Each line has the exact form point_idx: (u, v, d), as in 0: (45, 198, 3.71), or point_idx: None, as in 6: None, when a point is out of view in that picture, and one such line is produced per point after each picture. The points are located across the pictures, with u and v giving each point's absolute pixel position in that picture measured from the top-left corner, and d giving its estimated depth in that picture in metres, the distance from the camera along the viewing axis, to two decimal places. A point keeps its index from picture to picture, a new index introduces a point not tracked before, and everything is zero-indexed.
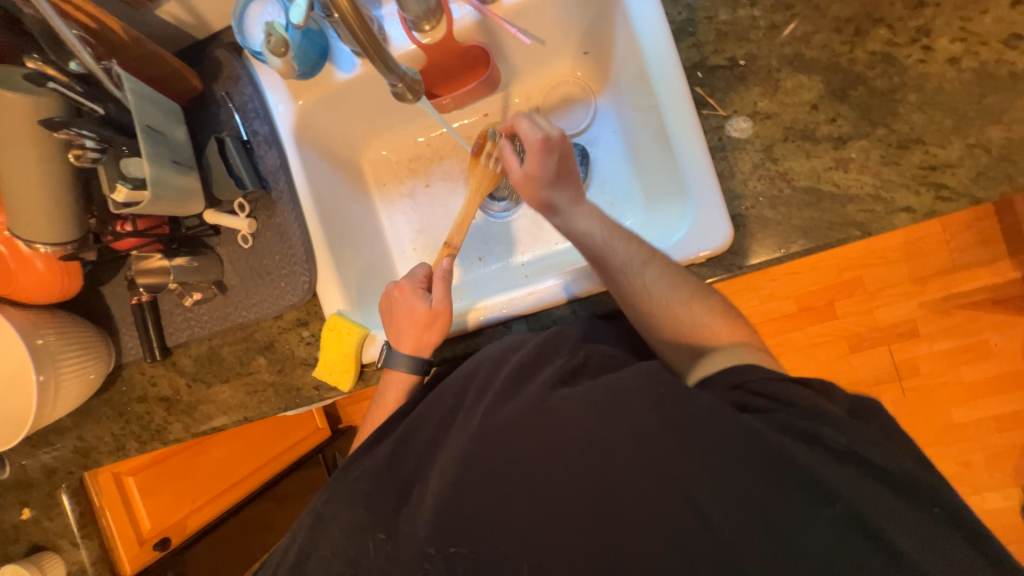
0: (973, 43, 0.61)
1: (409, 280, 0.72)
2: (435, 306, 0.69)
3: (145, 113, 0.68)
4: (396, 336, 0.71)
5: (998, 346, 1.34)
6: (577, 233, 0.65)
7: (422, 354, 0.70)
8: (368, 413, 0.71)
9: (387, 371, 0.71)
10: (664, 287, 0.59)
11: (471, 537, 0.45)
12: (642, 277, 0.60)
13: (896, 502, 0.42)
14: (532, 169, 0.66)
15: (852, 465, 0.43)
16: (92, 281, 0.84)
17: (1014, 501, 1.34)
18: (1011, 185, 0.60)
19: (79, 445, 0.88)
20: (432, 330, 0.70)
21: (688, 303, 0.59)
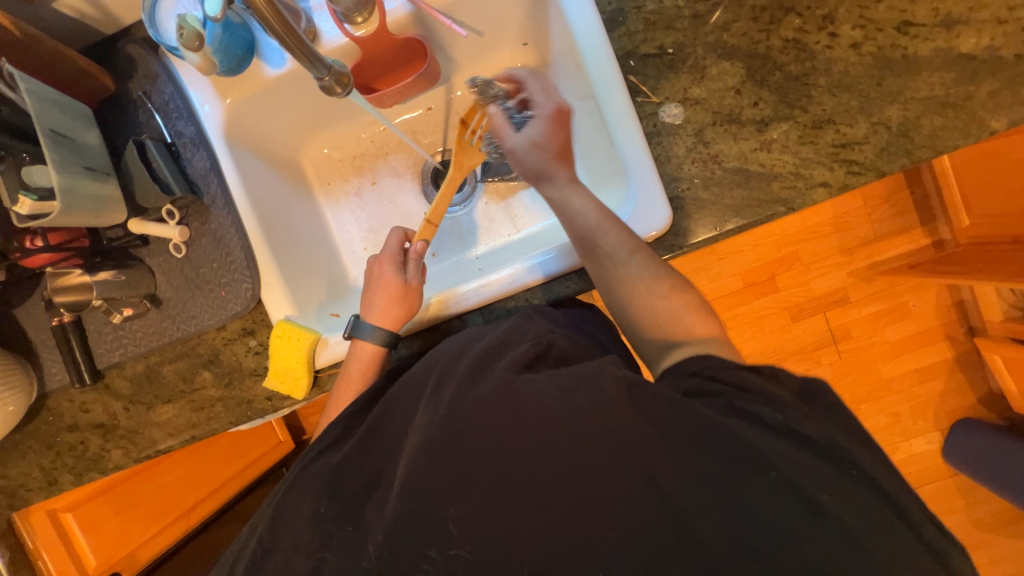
0: (871, 29, 0.67)
1: (387, 252, 0.71)
2: (409, 282, 0.70)
3: (49, 116, 0.62)
4: (366, 305, 0.71)
5: (915, 306, 1.48)
6: (570, 211, 0.62)
7: (389, 328, 0.69)
8: (332, 391, 0.69)
9: (354, 342, 0.70)
10: (650, 278, 0.60)
11: (447, 533, 0.45)
12: (629, 268, 0.60)
13: (832, 454, 0.45)
14: (535, 134, 0.63)
15: (793, 426, 0.46)
16: (3, 304, 0.76)
17: (936, 443, 1.50)
18: (910, 159, 0.66)
19: (3, 484, 0.80)
20: (402, 304, 0.69)
21: (669, 295, 0.59)
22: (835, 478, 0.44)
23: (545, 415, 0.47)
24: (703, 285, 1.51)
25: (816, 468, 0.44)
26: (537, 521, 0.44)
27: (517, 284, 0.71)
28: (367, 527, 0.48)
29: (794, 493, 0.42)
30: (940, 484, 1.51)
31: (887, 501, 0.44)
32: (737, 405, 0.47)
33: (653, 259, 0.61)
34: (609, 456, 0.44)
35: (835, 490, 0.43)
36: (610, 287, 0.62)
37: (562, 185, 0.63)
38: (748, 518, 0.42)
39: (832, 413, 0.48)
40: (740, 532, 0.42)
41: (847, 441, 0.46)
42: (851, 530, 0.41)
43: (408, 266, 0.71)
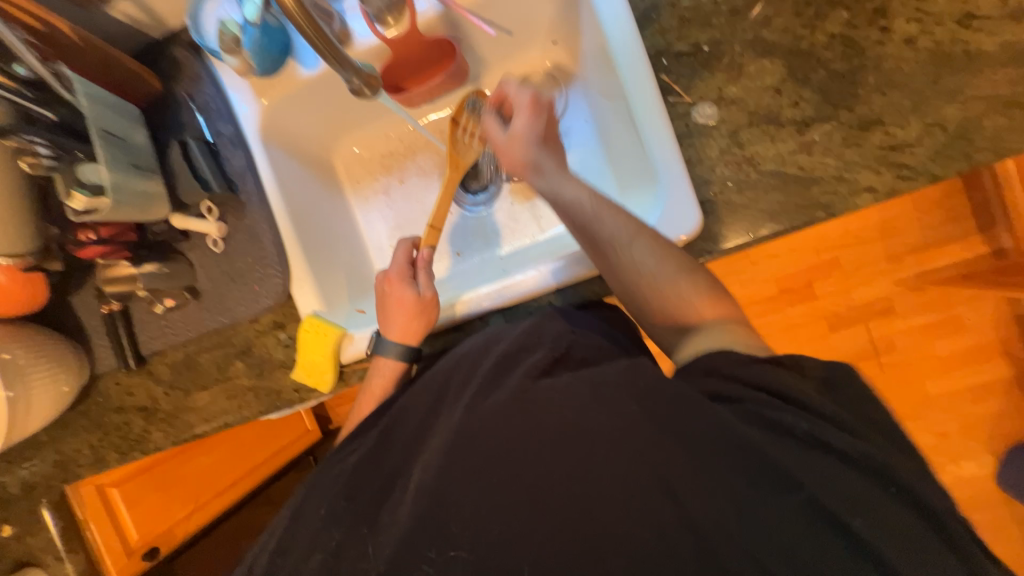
0: (928, 23, 0.62)
1: (395, 268, 0.72)
2: (423, 294, 0.70)
3: (101, 117, 0.66)
4: (384, 323, 0.71)
5: (970, 319, 1.38)
6: (564, 200, 0.61)
7: (410, 342, 0.70)
8: (357, 402, 0.71)
9: (376, 358, 0.71)
10: (651, 259, 0.59)
11: (447, 534, 0.44)
12: (631, 251, 0.58)
13: (873, 481, 0.42)
14: (521, 127, 0.66)
15: (831, 449, 0.43)
16: (61, 291, 0.82)
17: (988, 468, 1.39)
18: (968, 163, 0.61)
19: (58, 458, 0.87)
20: (420, 318, 0.70)
21: (676, 277, 0.59)
22: (873, 503, 0.41)
23: (565, 421, 0.46)
24: (735, 290, 1.45)
25: (852, 492, 0.41)
26: (553, 525, 0.43)
27: (540, 288, 0.71)
28: (379, 527, 0.48)
29: (824, 516, 0.40)
30: (993, 511, 1.40)
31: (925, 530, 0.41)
32: (778, 421, 0.44)
33: (654, 237, 0.59)
34: (630, 465, 0.43)
35: (870, 515, 0.41)
36: (615, 276, 0.60)
37: (547, 172, 0.63)
38: (778, 540, 0.39)
39: (874, 436, 0.45)
40: (768, 554, 0.39)
41: (890, 466, 0.43)
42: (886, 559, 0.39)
43: (419, 277, 0.71)
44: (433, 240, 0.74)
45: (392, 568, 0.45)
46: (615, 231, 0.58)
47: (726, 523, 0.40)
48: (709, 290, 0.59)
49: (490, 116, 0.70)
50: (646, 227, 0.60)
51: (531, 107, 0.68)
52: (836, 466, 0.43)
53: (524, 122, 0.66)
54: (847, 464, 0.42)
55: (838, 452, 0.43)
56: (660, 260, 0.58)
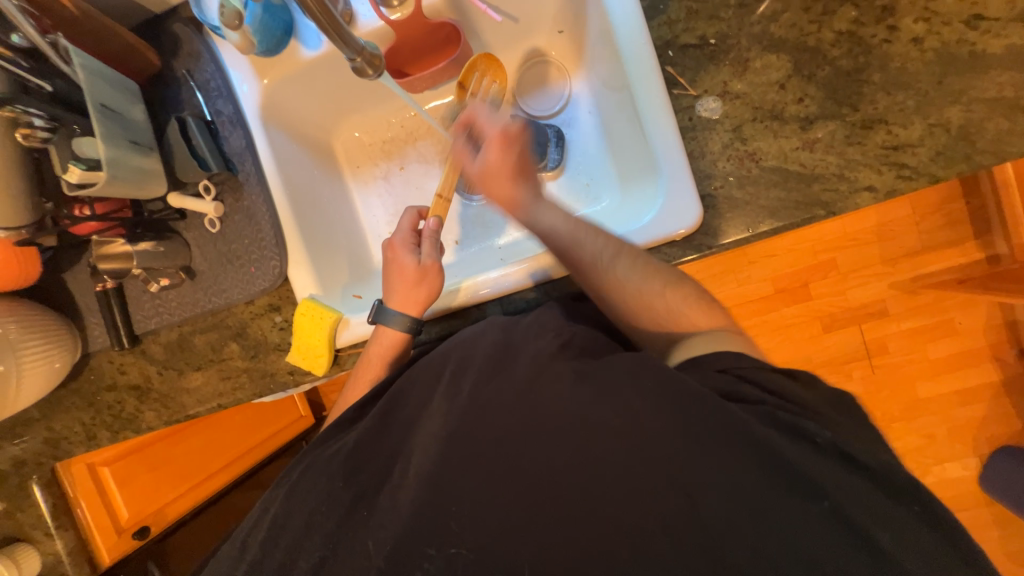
0: (936, 23, 0.62)
1: (399, 235, 0.71)
2: (424, 262, 0.69)
3: (99, 90, 0.64)
4: (387, 290, 0.71)
5: (962, 324, 1.39)
6: (542, 227, 0.63)
7: (412, 312, 0.70)
8: (349, 382, 0.71)
9: (376, 326, 0.71)
10: (636, 273, 0.60)
11: (448, 530, 0.45)
12: (614, 270, 0.60)
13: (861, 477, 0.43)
14: (493, 159, 0.66)
15: (818, 445, 0.44)
16: (54, 268, 0.81)
17: (973, 470, 1.41)
18: (969, 165, 0.61)
19: (49, 435, 0.86)
20: (421, 287, 0.69)
21: (662, 292, 0.59)
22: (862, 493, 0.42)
23: (562, 407, 0.47)
24: (731, 289, 1.46)
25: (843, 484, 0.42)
26: (546, 511, 0.44)
27: (541, 277, 0.70)
28: (379, 509, 0.49)
29: (815, 505, 0.41)
30: (976, 512, 1.42)
31: (914, 522, 0.42)
32: (772, 413, 0.45)
33: (634, 255, 0.61)
34: (625, 451, 0.44)
35: (859, 506, 0.41)
36: (600, 294, 0.61)
37: (527, 202, 0.65)
38: (767, 526, 0.40)
39: (862, 434, 0.46)
40: (758, 540, 0.40)
41: (875, 459, 0.44)
42: (873, 548, 0.40)
43: (422, 246, 0.70)
44: (441, 211, 0.71)
45: (390, 564, 0.45)
46: (598, 248, 0.61)
47: (718, 509, 0.41)
48: (701, 294, 0.60)
49: (461, 142, 0.69)
50: (627, 245, 0.62)
51: (501, 152, 0.66)
52: (826, 457, 0.44)
53: (496, 157, 0.66)
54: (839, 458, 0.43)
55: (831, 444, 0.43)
56: (648, 276, 0.60)
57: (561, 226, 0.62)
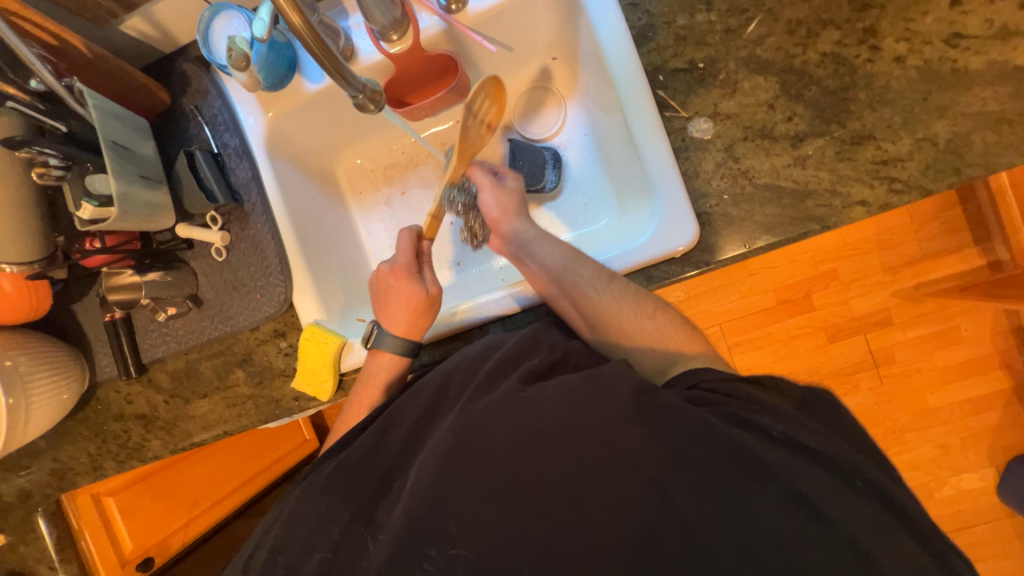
0: (917, 42, 0.64)
1: (402, 264, 0.71)
2: (430, 290, 0.71)
3: (110, 128, 0.67)
4: (387, 317, 0.71)
5: (968, 331, 1.38)
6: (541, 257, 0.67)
7: (412, 338, 0.71)
8: (352, 396, 0.71)
9: (374, 352, 0.71)
10: (609, 302, 0.62)
11: (447, 533, 0.45)
12: (600, 296, 0.63)
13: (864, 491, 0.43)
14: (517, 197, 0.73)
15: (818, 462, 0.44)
16: (63, 299, 0.82)
17: (990, 481, 1.38)
18: (959, 177, 0.62)
19: (55, 466, 0.87)
20: (425, 315, 0.70)
21: (643, 320, 0.62)
22: (852, 502, 0.43)
23: (563, 423, 0.47)
24: (733, 302, 1.46)
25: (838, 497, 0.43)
26: (545, 513, 0.44)
27: (542, 294, 0.71)
28: (377, 526, 0.49)
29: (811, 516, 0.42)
30: (997, 525, 1.39)
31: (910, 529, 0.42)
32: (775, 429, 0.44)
33: (615, 280, 0.64)
34: (628, 468, 0.44)
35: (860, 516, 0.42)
36: (589, 321, 0.64)
37: (530, 239, 0.70)
38: (765, 535, 0.41)
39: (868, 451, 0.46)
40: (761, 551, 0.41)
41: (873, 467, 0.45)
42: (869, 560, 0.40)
43: (425, 274, 0.72)
44: (434, 231, 0.72)
45: (390, 566, 0.45)
46: (580, 284, 0.64)
47: (715, 517, 0.42)
48: None
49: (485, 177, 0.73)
50: (617, 277, 0.64)
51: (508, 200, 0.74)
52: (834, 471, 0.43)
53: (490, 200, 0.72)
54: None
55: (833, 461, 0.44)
56: (622, 305, 0.62)
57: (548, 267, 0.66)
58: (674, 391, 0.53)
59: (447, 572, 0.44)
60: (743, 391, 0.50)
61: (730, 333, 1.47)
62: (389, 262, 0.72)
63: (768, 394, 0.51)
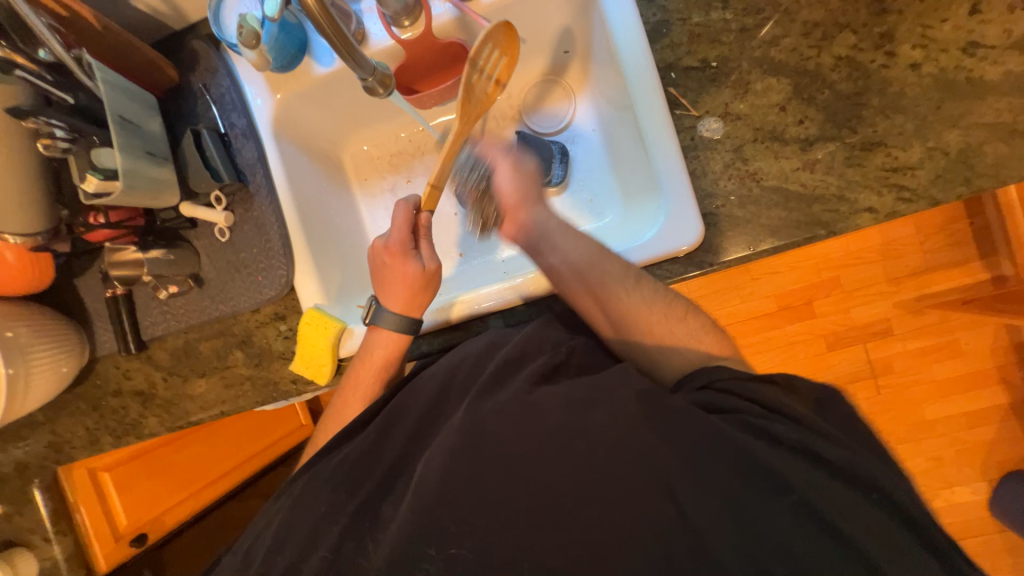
0: (933, 49, 0.63)
1: (398, 241, 0.69)
2: (427, 267, 0.70)
3: (118, 103, 0.67)
4: (385, 293, 0.71)
5: (969, 345, 1.38)
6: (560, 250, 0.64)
7: (412, 315, 0.70)
8: (352, 369, 0.71)
9: (373, 328, 0.71)
10: (638, 302, 0.60)
11: (447, 531, 0.45)
12: (633, 297, 0.60)
13: (858, 497, 0.43)
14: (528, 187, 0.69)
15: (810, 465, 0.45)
16: (66, 273, 0.82)
17: (983, 495, 1.39)
18: (969, 188, 0.62)
19: (53, 439, 0.87)
20: (424, 290, 0.70)
21: (679, 320, 0.59)
22: (848, 509, 0.43)
23: (565, 422, 0.47)
24: (734, 305, 1.46)
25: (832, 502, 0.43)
26: (544, 517, 0.44)
27: (546, 288, 0.71)
28: (381, 524, 0.50)
29: (816, 526, 0.41)
30: (987, 538, 1.39)
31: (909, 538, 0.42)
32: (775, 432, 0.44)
33: (642, 280, 0.62)
34: (626, 466, 0.44)
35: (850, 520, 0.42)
36: (616, 324, 0.60)
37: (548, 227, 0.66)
38: (764, 542, 0.41)
39: (865, 458, 0.46)
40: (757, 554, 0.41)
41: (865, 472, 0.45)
42: (865, 567, 0.40)
43: (421, 250, 0.71)
44: (431, 201, 0.67)
45: (391, 565, 0.45)
46: (606, 282, 0.61)
47: (717, 523, 0.42)
48: None
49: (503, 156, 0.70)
50: (643, 278, 0.62)
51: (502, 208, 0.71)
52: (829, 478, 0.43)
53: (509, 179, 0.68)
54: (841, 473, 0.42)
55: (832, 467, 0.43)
56: (649, 304, 0.59)
57: (572, 258, 0.63)
58: (687, 393, 0.51)
59: (447, 572, 0.44)
60: (753, 389, 0.49)
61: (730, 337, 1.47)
62: (383, 237, 0.70)
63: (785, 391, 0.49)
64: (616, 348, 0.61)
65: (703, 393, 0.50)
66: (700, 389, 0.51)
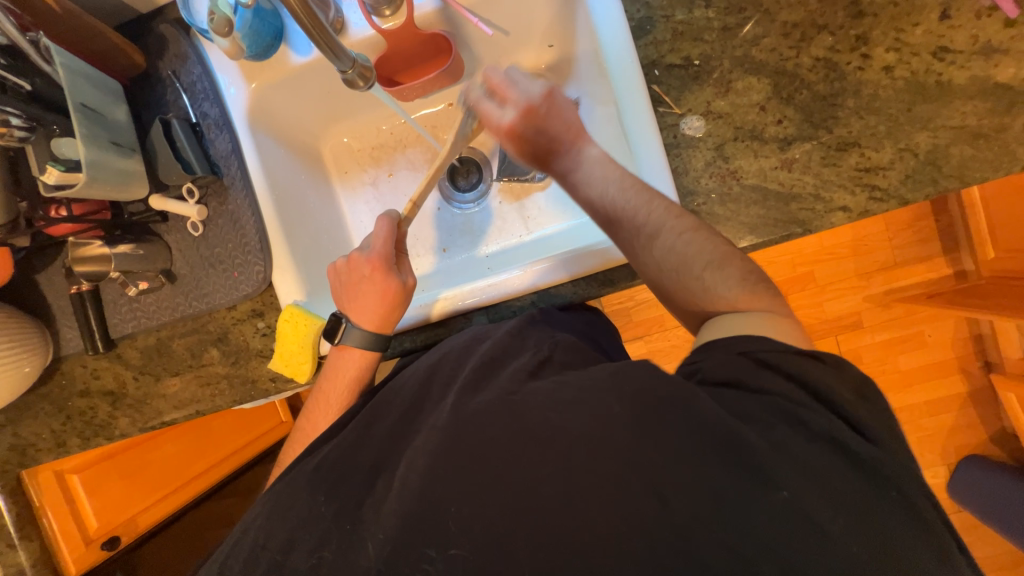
0: (906, 53, 0.65)
1: (381, 256, 0.67)
2: (407, 283, 0.70)
3: (80, 90, 0.63)
4: (356, 308, 0.69)
5: (932, 337, 1.45)
6: (597, 195, 0.62)
7: (384, 331, 0.70)
8: (318, 387, 0.71)
9: (341, 349, 0.70)
10: (677, 250, 0.57)
11: (446, 532, 0.45)
12: (670, 240, 0.58)
13: None
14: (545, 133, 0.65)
15: None
16: (26, 269, 0.78)
17: (942, 478, 1.46)
18: (936, 188, 0.64)
19: (15, 442, 0.83)
20: (398, 307, 0.70)
21: (705, 270, 0.56)
22: None
23: (551, 420, 0.47)
24: None
25: None
26: (530, 514, 0.44)
27: (529, 284, 0.71)
28: (365, 526, 0.49)
29: None
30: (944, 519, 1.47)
31: (903, 535, 0.42)
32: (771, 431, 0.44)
33: (682, 219, 0.59)
34: (613, 463, 0.44)
35: None
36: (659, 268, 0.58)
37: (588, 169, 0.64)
38: (754, 538, 0.41)
39: None
40: (746, 551, 0.41)
41: None
42: None
43: (401, 266, 0.70)
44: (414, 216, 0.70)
45: (388, 566, 0.45)
46: (650, 218, 0.59)
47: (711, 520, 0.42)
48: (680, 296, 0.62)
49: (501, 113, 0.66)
50: (684, 214, 0.60)
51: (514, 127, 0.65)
52: None
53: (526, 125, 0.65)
54: (826, 467, 0.43)
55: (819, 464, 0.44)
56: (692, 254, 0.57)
57: (611, 193, 0.61)
58: (726, 356, 0.49)
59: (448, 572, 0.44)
60: (792, 363, 0.47)
61: None
62: (364, 251, 0.69)
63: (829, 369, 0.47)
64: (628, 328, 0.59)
65: (740, 361, 0.48)
66: (740, 355, 0.49)
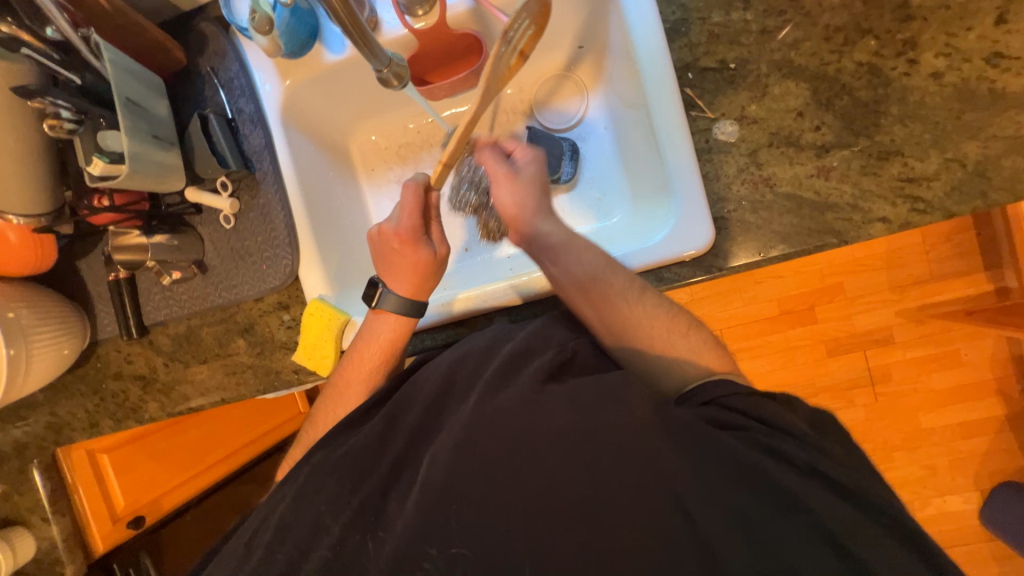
0: (956, 59, 0.62)
1: (409, 227, 0.67)
2: (438, 253, 0.69)
3: (125, 84, 0.65)
4: (393, 278, 0.70)
5: (970, 356, 1.38)
6: (571, 256, 0.64)
7: (420, 301, 0.70)
8: (355, 347, 0.70)
9: (378, 312, 0.70)
10: (640, 313, 0.61)
11: (448, 532, 0.45)
12: (641, 306, 0.62)
13: (850, 513, 0.45)
14: (512, 197, 0.67)
15: (803, 482, 0.46)
16: (69, 255, 0.82)
17: (974, 505, 1.39)
18: (984, 201, 0.61)
19: (52, 420, 0.87)
20: (432, 277, 0.70)
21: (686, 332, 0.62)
22: (845, 526, 0.44)
23: (571, 425, 0.47)
24: (736, 308, 1.46)
25: (830, 519, 0.44)
26: (540, 521, 0.44)
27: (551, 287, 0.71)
28: (376, 515, 0.49)
29: (816, 548, 0.42)
30: (975, 548, 1.40)
31: (893, 548, 0.44)
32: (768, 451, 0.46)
33: (646, 293, 0.63)
34: (630, 473, 0.45)
35: (847, 533, 0.43)
36: (615, 332, 0.62)
37: (554, 239, 0.65)
38: (758, 546, 0.42)
39: (862, 478, 0.47)
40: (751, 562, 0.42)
41: (854, 490, 0.47)
42: None
43: (431, 235, 0.70)
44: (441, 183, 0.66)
45: (390, 553, 0.46)
46: (619, 287, 0.62)
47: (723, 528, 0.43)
48: None
49: (496, 171, 0.69)
50: (647, 292, 0.63)
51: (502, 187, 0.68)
52: (818, 485, 0.46)
53: (506, 190, 0.68)
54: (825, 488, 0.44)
55: (809, 477, 0.46)
56: (658, 316, 0.62)
57: (583, 263, 0.64)
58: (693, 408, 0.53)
59: (447, 572, 0.44)
60: (757, 405, 0.52)
61: (731, 340, 1.47)
62: (392, 223, 0.68)
63: (784, 407, 0.53)
64: (619, 355, 0.62)
65: (706, 409, 0.53)
66: (704, 405, 0.54)
